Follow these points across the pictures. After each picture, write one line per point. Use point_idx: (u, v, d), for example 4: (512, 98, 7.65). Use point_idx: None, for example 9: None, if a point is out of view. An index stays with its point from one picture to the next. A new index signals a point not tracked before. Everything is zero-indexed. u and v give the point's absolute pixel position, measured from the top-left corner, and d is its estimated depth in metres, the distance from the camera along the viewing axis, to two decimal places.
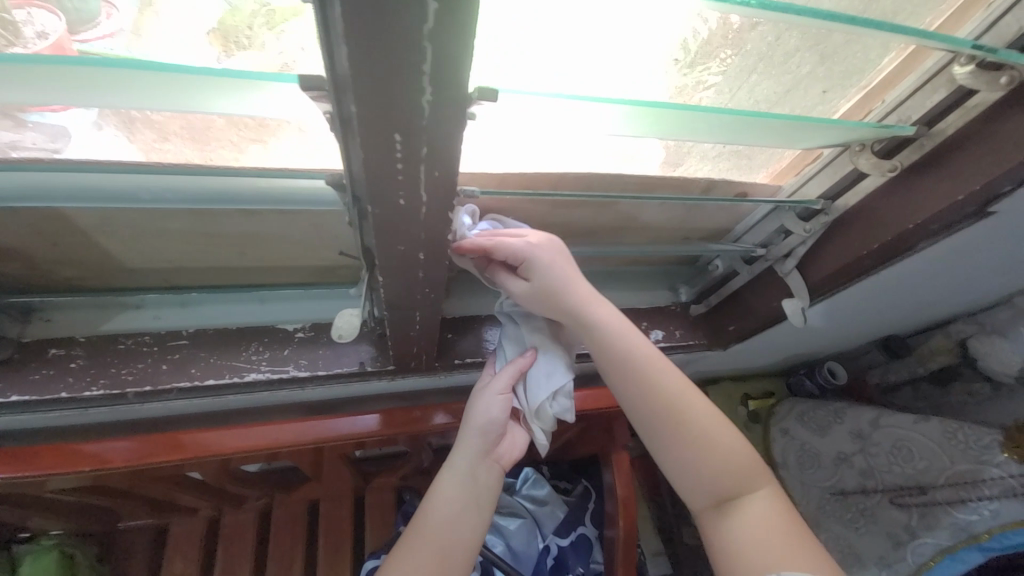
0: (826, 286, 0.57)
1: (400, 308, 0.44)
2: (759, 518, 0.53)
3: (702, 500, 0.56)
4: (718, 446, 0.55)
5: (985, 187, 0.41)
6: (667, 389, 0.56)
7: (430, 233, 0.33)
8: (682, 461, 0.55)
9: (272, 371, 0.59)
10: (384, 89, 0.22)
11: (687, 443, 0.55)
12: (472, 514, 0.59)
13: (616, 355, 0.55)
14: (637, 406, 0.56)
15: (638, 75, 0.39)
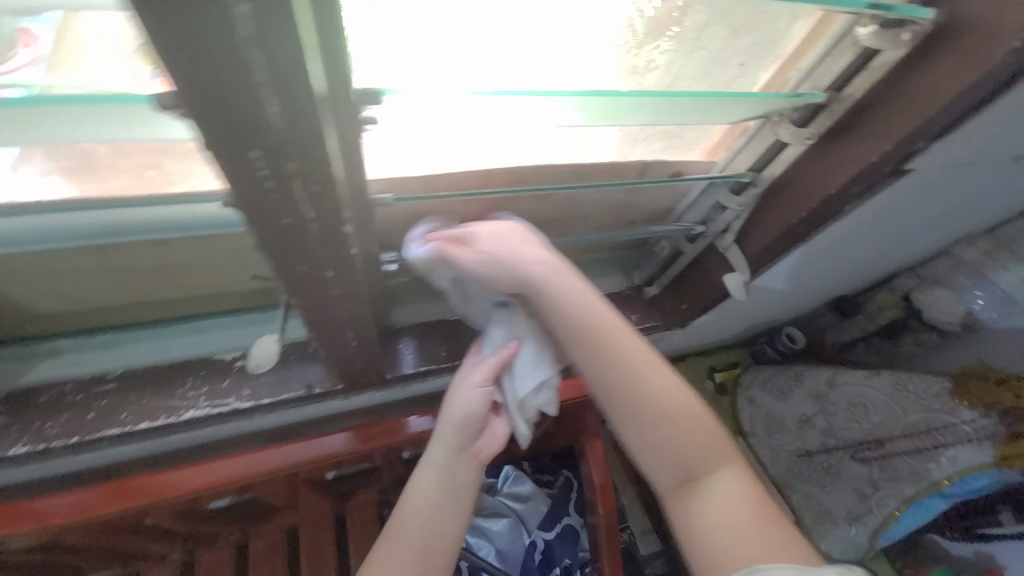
0: (766, 257, 0.57)
1: (326, 327, 0.42)
2: (727, 502, 0.47)
3: (667, 480, 0.50)
4: (680, 419, 0.49)
5: (897, 147, 0.42)
6: (624, 347, 0.50)
7: (331, 249, 0.31)
8: (642, 436, 0.50)
9: (212, 405, 0.56)
10: (221, 104, 0.20)
11: (646, 415, 0.49)
12: (448, 518, 0.55)
13: (581, 326, 0.50)
14: (595, 369, 0.50)
15: (558, 58, 0.39)
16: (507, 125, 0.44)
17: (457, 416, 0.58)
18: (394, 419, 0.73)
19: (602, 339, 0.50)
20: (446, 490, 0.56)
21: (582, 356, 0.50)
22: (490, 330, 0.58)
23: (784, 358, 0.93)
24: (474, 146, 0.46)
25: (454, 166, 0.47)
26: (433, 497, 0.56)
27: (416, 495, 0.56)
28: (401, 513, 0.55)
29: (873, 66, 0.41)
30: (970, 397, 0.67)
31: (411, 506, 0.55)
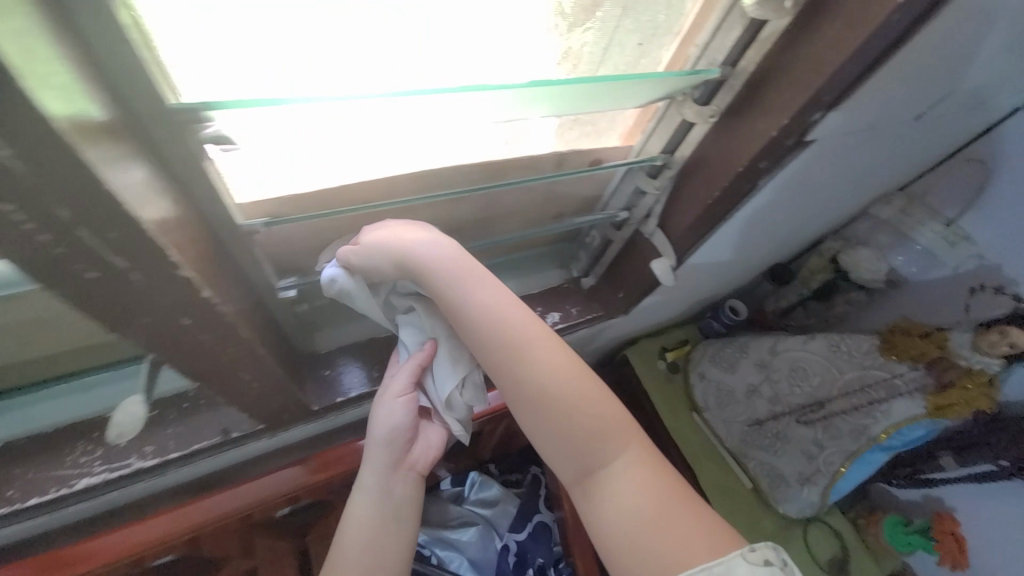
0: (689, 240, 0.56)
1: (210, 375, 0.37)
2: (627, 491, 0.42)
3: (566, 471, 0.45)
4: (573, 406, 0.43)
5: (794, 119, 0.41)
6: (509, 335, 0.44)
7: (173, 296, 0.27)
8: (533, 429, 0.44)
9: (111, 469, 0.51)
10: None
11: (534, 405, 0.43)
12: (393, 540, 0.53)
13: (480, 317, 0.44)
14: (490, 360, 0.44)
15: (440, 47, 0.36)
16: (400, 130, 0.40)
17: (384, 431, 0.56)
18: (349, 440, 0.71)
19: (495, 329, 0.44)
20: (384, 511, 0.54)
21: (488, 350, 0.44)
22: (403, 339, 0.57)
23: (728, 330, 0.94)
24: (365, 154, 0.42)
25: (343, 177, 0.42)
26: (371, 524, 0.53)
27: (351, 524, 0.53)
28: (336, 547, 0.52)
29: (762, 37, 0.40)
30: (897, 352, 0.69)
31: (346, 536, 0.52)
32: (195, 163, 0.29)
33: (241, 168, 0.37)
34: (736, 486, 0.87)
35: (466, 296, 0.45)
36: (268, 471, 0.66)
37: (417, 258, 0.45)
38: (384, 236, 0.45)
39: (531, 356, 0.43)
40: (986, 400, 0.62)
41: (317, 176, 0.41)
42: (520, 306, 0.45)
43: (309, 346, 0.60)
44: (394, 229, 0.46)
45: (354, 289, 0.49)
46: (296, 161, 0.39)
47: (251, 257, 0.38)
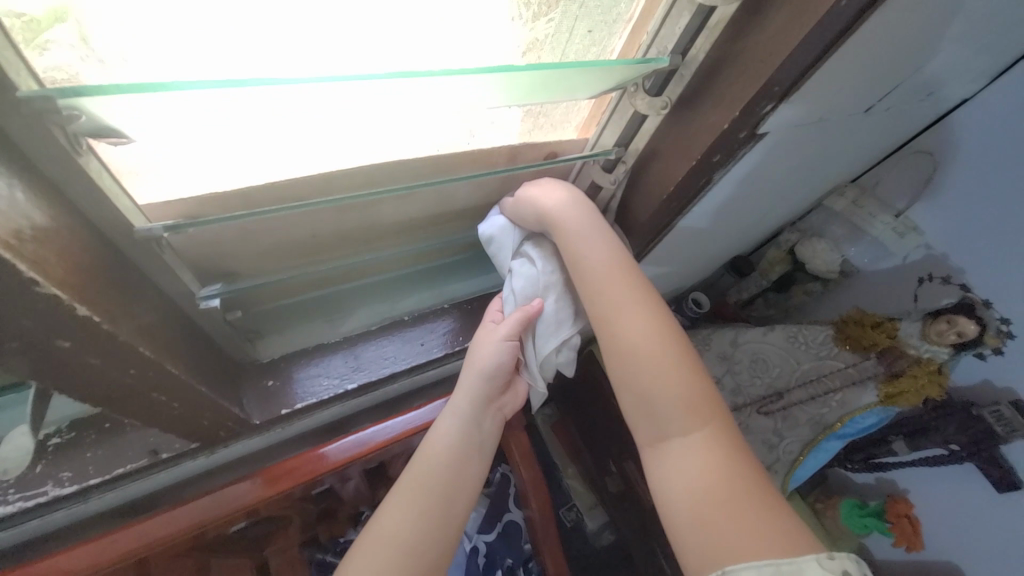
0: (647, 234, 0.55)
1: (112, 400, 0.33)
2: (698, 466, 0.39)
3: (640, 431, 0.43)
4: (656, 361, 0.42)
5: (746, 111, 0.39)
6: (612, 282, 0.45)
7: (38, 318, 0.23)
8: (616, 378, 0.44)
9: (25, 497, 0.46)
10: None
11: (621, 350, 0.43)
12: (464, 479, 0.48)
13: (590, 261, 0.47)
14: (592, 300, 0.45)
15: (372, 33, 0.32)
16: (326, 121, 0.36)
17: (474, 369, 0.53)
18: (302, 452, 0.64)
19: (602, 276, 0.46)
20: (461, 447, 0.50)
21: (594, 291, 0.46)
22: (513, 282, 0.54)
23: (692, 323, 0.94)
24: (286, 148, 0.37)
25: (261, 175, 0.38)
26: (450, 453, 0.49)
27: (431, 448, 0.49)
28: (410, 471, 0.48)
29: (710, 24, 0.38)
30: (850, 341, 0.70)
31: (422, 460, 0.48)
32: (63, 157, 0.25)
33: (139, 160, 0.32)
34: None
35: (588, 247, 0.47)
36: (210, 489, 0.59)
37: (558, 216, 0.48)
38: (538, 195, 0.50)
39: (624, 307, 0.44)
40: (936, 388, 0.63)
41: (229, 172, 0.36)
42: (628, 263, 0.46)
43: (248, 356, 0.55)
44: (543, 186, 0.50)
45: (504, 242, 0.55)
46: (207, 158, 0.35)
47: (157, 261, 0.34)
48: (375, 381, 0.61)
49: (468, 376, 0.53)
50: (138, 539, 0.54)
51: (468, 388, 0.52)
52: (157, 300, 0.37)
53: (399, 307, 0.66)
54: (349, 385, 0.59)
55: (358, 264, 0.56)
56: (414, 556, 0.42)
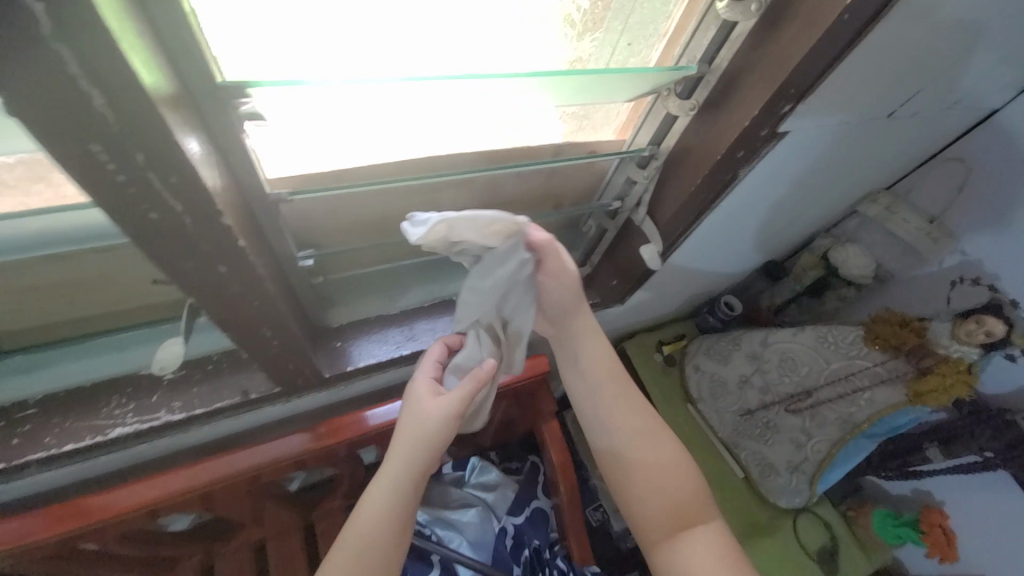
0: (675, 228, 0.60)
1: (239, 326, 0.42)
2: (710, 550, 0.54)
3: (657, 529, 0.56)
4: (671, 468, 0.58)
5: (766, 109, 0.44)
6: (635, 410, 0.61)
7: (215, 244, 0.32)
8: (638, 481, 0.58)
9: (141, 420, 0.55)
10: (40, 111, 0.21)
11: (647, 464, 0.58)
12: (389, 550, 0.50)
13: (611, 385, 0.61)
14: (625, 419, 0.60)
15: (449, 43, 0.40)
16: (406, 114, 0.44)
17: (417, 438, 0.53)
18: (354, 412, 0.73)
19: (626, 401, 0.61)
20: (391, 519, 0.51)
21: (614, 412, 0.61)
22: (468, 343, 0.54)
23: (724, 326, 0.96)
24: (376, 136, 0.46)
25: (352, 159, 0.46)
26: (381, 523, 0.51)
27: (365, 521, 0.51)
28: (348, 545, 0.50)
29: (732, 36, 0.44)
30: (879, 341, 0.70)
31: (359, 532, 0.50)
32: (235, 130, 0.34)
33: (265, 140, 0.41)
34: (729, 476, 0.90)
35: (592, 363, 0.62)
36: (281, 434, 0.69)
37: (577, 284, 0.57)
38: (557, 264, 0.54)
39: (644, 426, 0.60)
40: (964, 387, 0.64)
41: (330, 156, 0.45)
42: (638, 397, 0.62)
43: (323, 320, 0.65)
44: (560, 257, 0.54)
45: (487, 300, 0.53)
46: (314, 143, 0.44)
47: (270, 221, 0.43)
48: (422, 351, 0.68)
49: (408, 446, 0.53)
50: (214, 472, 0.63)
51: (404, 463, 0.53)
52: (269, 257, 0.46)
53: (448, 288, 0.74)
54: (402, 351, 0.67)
55: (418, 243, 0.64)
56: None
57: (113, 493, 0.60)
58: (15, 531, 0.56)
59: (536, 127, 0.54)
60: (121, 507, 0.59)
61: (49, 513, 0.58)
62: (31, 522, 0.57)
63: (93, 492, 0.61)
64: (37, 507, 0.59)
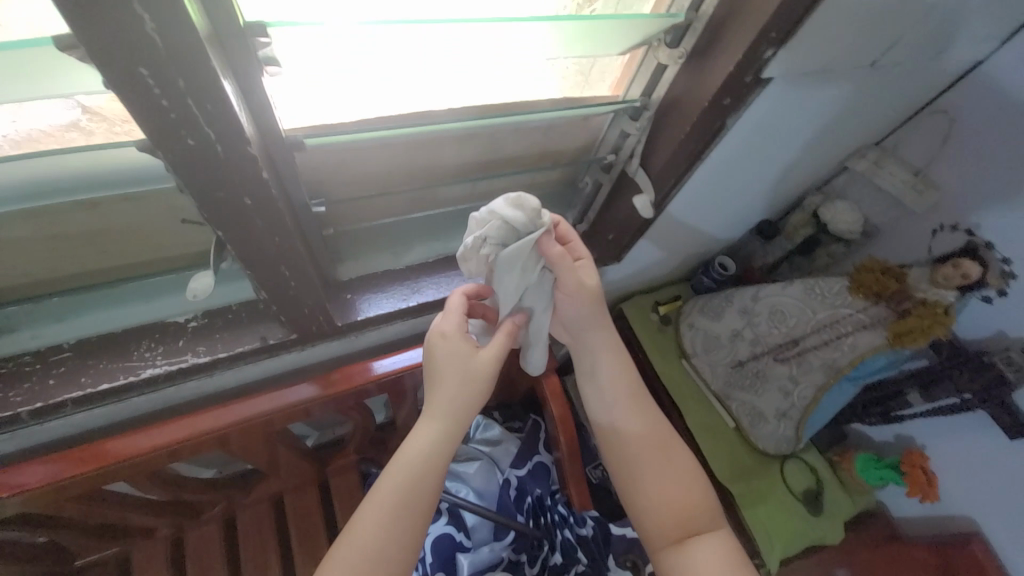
0: (667, 179, 0.63)
1: (260, 263, 0.46)
2: (717, 558, 0.57)
3: (665, 534, 0.60)
4: (683, 480, 0.62)
5: (749, 54, 0.47)
6: (652, 423, 0.64)
7: (243, 175, 0.35)
8: (648, 489, 0.61)
9: (169, 362, 0.59)
10: (97, 30, 0.25)
11: (660, 474, 0.62)
12: (429, 489, 0.54)
13: (629, 398, 0.65)
14: (640, 431, 0.64)
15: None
16: (414, 66, 0.47)
17: (462, 384, 0.56)
18: (363, 362, 0.77)
19: (643, 413, 0.64)
20: (432, 460, 0.55)
21: (629, 423, 0.64)
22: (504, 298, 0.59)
23: (718, 286, 0.99)
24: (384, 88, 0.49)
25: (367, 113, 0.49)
26: (423, 463, 0.55)
27: (407, 460, 0.54)
28: (392, 483, 0.53)
29: None
30: (863, 288, 0.74)
31: (402, 472, 0.54)
32: (256, 72, 0.37)
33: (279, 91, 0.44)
34: (721, 426, 0.95)
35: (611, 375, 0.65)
36: (297, 382, 0.74)
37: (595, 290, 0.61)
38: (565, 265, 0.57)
39: (659, 439, 0.64)
40: (942, 327, 0.67)
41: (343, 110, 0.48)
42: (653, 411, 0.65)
43: (334, 273, 0.69)
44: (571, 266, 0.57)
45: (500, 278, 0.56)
46: (325, 94, 0.46)
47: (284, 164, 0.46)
48: (427, 303, 0.72)
49: (457, 387, 0.56)
50: (237, 416, 0.68)
51: (446, 411, 0.56)
52: (284, 202, 0.49)
53: (451, 245, 0.78)
54: (408, 303, 0.71)
55: (423, 197, 0.68)
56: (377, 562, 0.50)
57: (133, 437, 0.64)
58: (43, 473, 0.60)
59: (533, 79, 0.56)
60: (143, 449, 0.64)
61: (76, 454, 0.62)
62: (56, 464, 0.61)
63: (116, 437, 0.65)
64: (66, 449, 0.64)
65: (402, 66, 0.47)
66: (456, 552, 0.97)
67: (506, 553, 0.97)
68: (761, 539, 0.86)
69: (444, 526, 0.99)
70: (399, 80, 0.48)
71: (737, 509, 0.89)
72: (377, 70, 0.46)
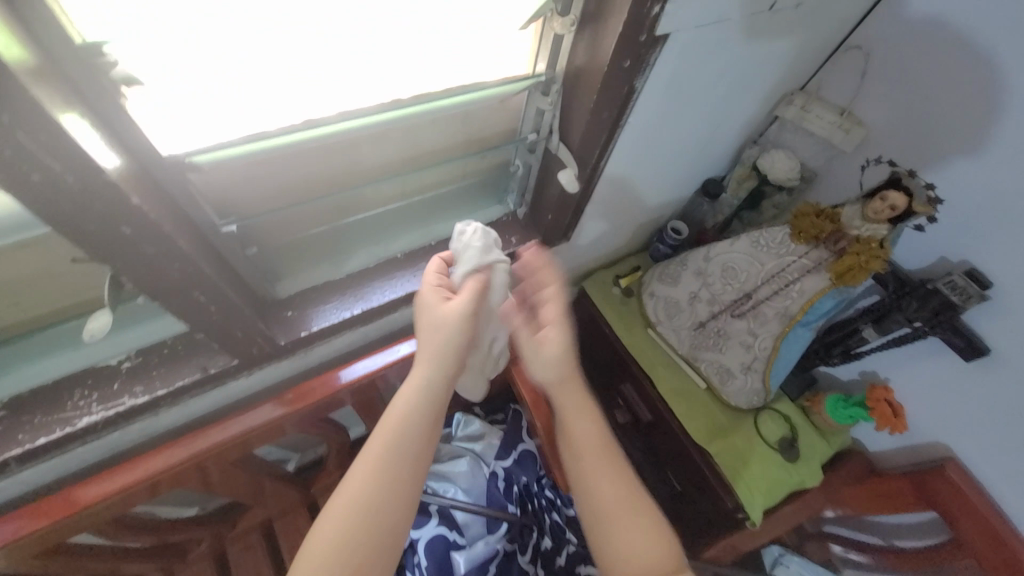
0: (589, 150, 0.63)
1: (168, 293, 0.44)
2: None
3: None
4: (651, 525, 0.56)
5: (634, 14, 0.47)
6: (618, 468, 0.60)
7: (109, 202, 0.34)
8: (612, 534, 0.56)
9: (106, 408, 0.58)
10: None
11: (627, 518, 0.56)
12: (417, 443, 0.54)
13: (592, 438, 0.61)
14: (605, 476, 0.59)
15: None
16: (298, 61, 0.45)
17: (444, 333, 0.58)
18: (320, 376, 0.76)
19: (608, 455, 0.61)
20: (424, 413, 0.56)
21: (594, 466, 0.60)
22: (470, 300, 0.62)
23: (675, 251, 1.00)
24: (281, 92, 0.47)
25: (299, 113, 0.50)
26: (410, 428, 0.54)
27: (401, 420, 0.55)
28: (378, 449, 0.53)
29: None
30: (803, 235, 0.74)
31: (388, 440, 0.53)
32: (110, 88, 0.36)
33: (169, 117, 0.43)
34: (693, 389, 0.95)
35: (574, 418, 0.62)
36: (255, 406, 0.72)
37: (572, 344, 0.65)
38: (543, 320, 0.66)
39: (628, 482, 0.59)
40: (878, 261, 0.67)
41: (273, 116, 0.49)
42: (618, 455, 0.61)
43: (270, 292, 0.67)
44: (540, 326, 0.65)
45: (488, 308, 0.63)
46: (216, 110, 0.45)
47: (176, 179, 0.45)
48: (374, 309, 0.71)
49: (441, 348, 0.57)
50: (196, 449, 0.67)
51: (430, 358, 0.57)
52: (185, 224, 0.47)
53: (392, 247, 0.77)
54: (351, 311, 0.70)
55: (354, 199, 0.67)
56: (356, 538, 0.49)
57: (96, 484, 0.63)
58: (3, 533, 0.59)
59: (437, 69, 0.55)
60: (108, 494, 0.62)
61: (36, 509, 0.61)
62: (10, 525, 0.59)
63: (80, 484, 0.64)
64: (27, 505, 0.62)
65: (394, 65, 0.52)
66: (451, 551, 0.95)
67: (501, 545, 0.96)
68: (743, 495, 0.87)
69: (435, 529, 0.97)
70: (393, 80, 0.53)
71: (718, 469, 0.89)
72: (374, 69, 0.51)
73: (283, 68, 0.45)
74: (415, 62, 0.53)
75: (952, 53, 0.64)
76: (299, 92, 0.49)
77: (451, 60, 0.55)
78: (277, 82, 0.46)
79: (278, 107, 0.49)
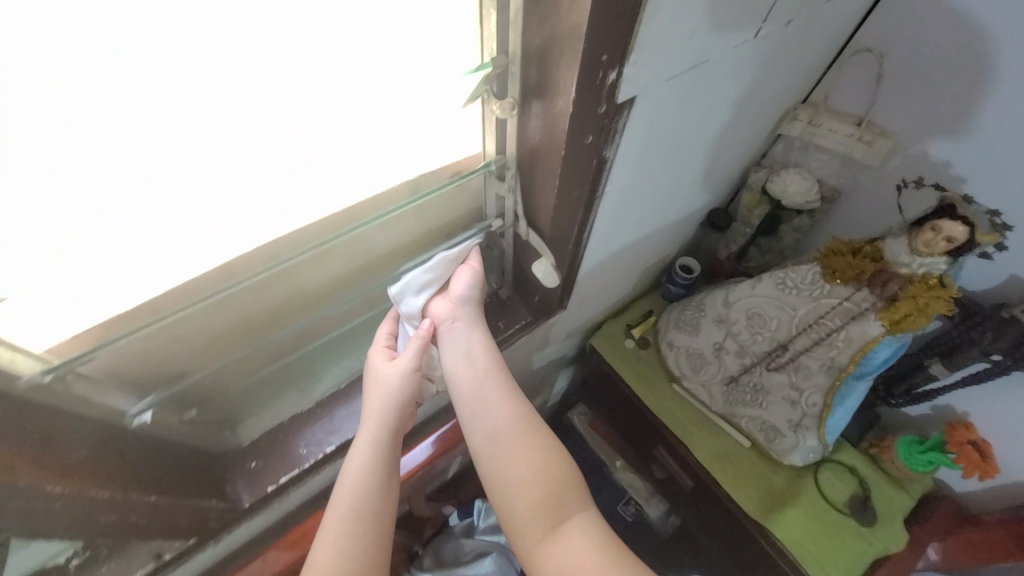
0: (566, 229, 0.53)
1: None
2: (586, 549, 0.49)
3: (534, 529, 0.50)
4: (534, 459, 0.52)
5: (583, 89, 0.37)
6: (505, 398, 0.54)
7: None
8: (496, 470, 0.52)
9: None
10: None
11: (513, 453, 0.51)
12: (373, 511, 0.49)
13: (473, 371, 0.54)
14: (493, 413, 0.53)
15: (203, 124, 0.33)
16: (190, 209, 0.37)
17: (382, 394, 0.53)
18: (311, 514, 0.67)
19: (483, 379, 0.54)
20: (375, 478, 0.50)
21: (480, 403, 0.53)
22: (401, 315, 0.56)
23: (688, 291, 0.88)
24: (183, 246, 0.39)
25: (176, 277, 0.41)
26: (375, 487, 0.50)
27: (352, 493, 0.49)
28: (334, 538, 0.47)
29: (513, 16, 0.37)
30: (838, 275, 0.64)
31: (344, 523, 0.48)
32: None
33: (95, 180, 0.31)
34: (737, 451, 0.82)
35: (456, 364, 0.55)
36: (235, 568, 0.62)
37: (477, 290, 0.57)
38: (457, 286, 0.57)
39: (514, 411, 0.53)
40: (941, 303, 0.56)
41: (227, 170, 0.36)
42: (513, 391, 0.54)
43: (223, 442, 0.58)
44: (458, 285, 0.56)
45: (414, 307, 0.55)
46: (101, 290, 0.38)
47: (75, 277, 0.35)
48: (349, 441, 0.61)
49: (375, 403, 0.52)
50: None
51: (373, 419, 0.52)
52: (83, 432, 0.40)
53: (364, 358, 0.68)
54: (327, 448, 0.60)
55: (308, 327, 0.58)
56: None
57: None
58: None
59: (369, 177, 0.46)
60: None
61: None
62: None
63: None
64: None
65: (380, 127, 0.42)
66: None
67: None
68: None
69: None
70: (349, 126, 0.40)
71: (783, 549, 0.75)
72: (324, 114, 0.37)
73: (159, 233, 0.37)
74: (338, 177, 0.44)
75: (990, 43, 0.53)
76: (170, 260, 0.40)
77: (384, 165, 0.46)
78: (150, 251, 0.38)
79: (223, 158, 0.35)
